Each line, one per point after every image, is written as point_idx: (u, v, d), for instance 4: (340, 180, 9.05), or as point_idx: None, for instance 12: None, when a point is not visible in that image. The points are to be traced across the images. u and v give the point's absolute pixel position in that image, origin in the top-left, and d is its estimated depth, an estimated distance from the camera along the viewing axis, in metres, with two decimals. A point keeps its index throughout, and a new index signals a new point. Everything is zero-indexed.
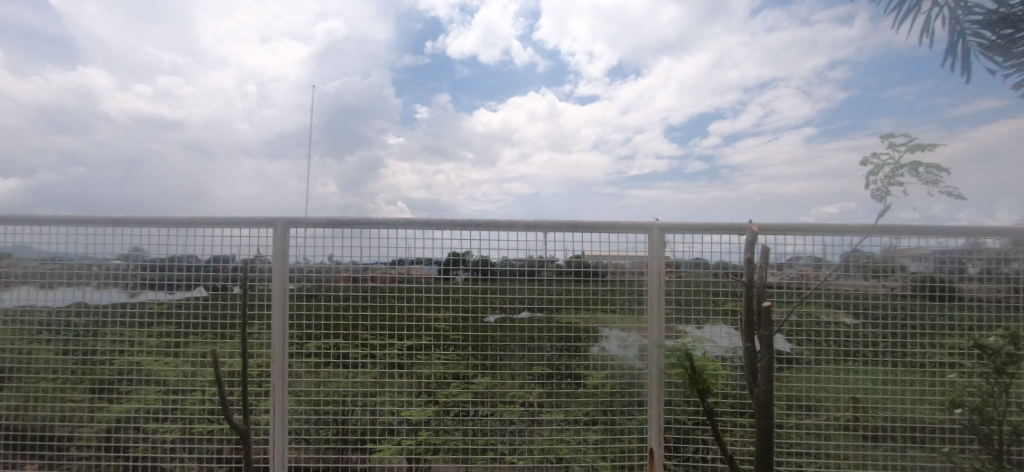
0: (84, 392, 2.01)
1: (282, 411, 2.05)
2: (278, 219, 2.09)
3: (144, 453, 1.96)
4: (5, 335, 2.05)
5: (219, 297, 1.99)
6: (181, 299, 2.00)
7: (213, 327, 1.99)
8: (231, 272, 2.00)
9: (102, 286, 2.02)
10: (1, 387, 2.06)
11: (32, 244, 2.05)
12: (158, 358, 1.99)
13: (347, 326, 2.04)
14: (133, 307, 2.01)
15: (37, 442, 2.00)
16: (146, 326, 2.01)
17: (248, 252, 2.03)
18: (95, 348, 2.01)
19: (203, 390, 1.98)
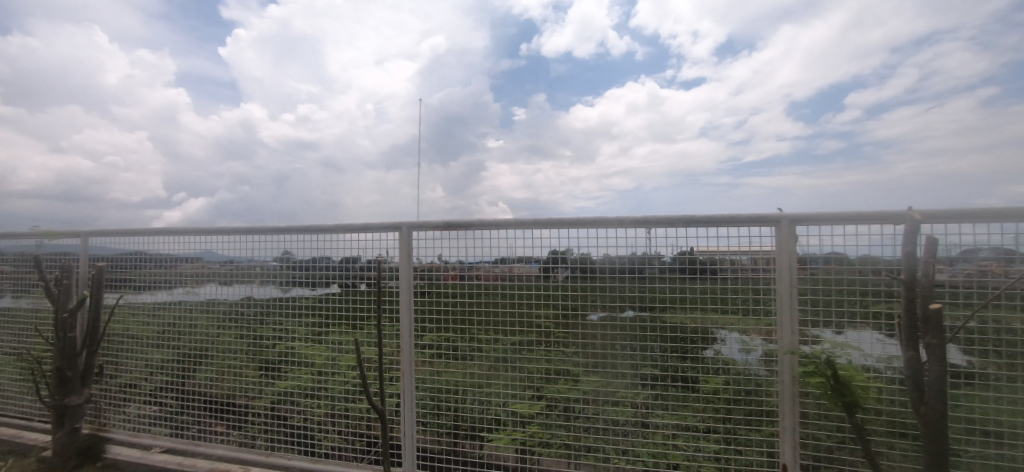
0: (256, 370, 2.46)
1: (409, 399, 2.28)
2: (403, 224, 2.29)
3: (302, 423, 2.33)
4: (202, 321, 2.59)
5: (351, 292, 2.29)
6: (321, 294, 2.33)
7: (347, 319, 2.30)
8: (360, 271, 2.30)
9: (265, 283, 2.45)
10: (198, 363, 2.59)
11: (215, 250, 2.56)
12: (308, 344, 2.35)
13: (456, 322, 2.22)
14: (287, 302, 2.39)
15: (226, 408, 2.49)
16: (297, 316, 2.38)
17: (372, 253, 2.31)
18: (262, 333, 2.46)
19: (342, 374, 2.28)
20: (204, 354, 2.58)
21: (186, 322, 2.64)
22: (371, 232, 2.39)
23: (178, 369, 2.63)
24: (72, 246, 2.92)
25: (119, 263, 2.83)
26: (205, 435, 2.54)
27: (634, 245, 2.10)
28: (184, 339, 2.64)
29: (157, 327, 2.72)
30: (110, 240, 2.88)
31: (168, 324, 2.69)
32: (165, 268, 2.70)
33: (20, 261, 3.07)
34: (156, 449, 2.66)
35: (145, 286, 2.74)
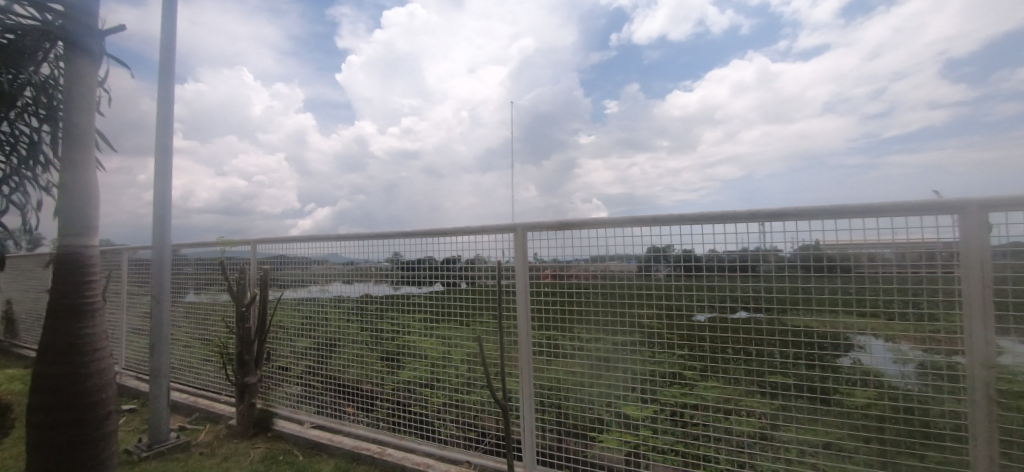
0: (378, 360, 2.73)
1: (529, 394, 2.35)
2: (518, 224, 2.39)
3: (424, 411, 2.53)
4: (331, 315, 2.97)
5: (453, 289, 2.45)
6: (427, 292, 2.53)
7: (454, 314, 2.45)
8: (459, 270, 2.46)
9: (379, 282, 2.75)
10: (330, 352, 2.96)
11: (340, 253, 2.92)
12: (423, 337, 2.54)
13: (555, 321, 2.27)
14: (403, 299, 2.64)
15: (360, 393, 2.80)
16: (409, 312, 2.62)
17: (469, 254, 2.43)
18: (380, 327, 2.73)
19: (455, 366, 2.43)
20: (335, 344, 2.94)
21: (320, 316, 3.03)
22: (468, 233, 2.47)
23: (317, 356, 3.03)
24: (242, 252, 3.52)
25: (279, 263, 3.32)
26: (344, 416, 2.91)
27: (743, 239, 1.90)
28: (320, 330, 3.03)
29: (300, 319, 3.17)
30: (268, 245, 3.39)
31: (308, 317, 3.11)
32: (303, 269, 3.16)
33: (203, 266, 3.77)
34: (309, 425, 3.10)
35: (295, 284, 3.19)
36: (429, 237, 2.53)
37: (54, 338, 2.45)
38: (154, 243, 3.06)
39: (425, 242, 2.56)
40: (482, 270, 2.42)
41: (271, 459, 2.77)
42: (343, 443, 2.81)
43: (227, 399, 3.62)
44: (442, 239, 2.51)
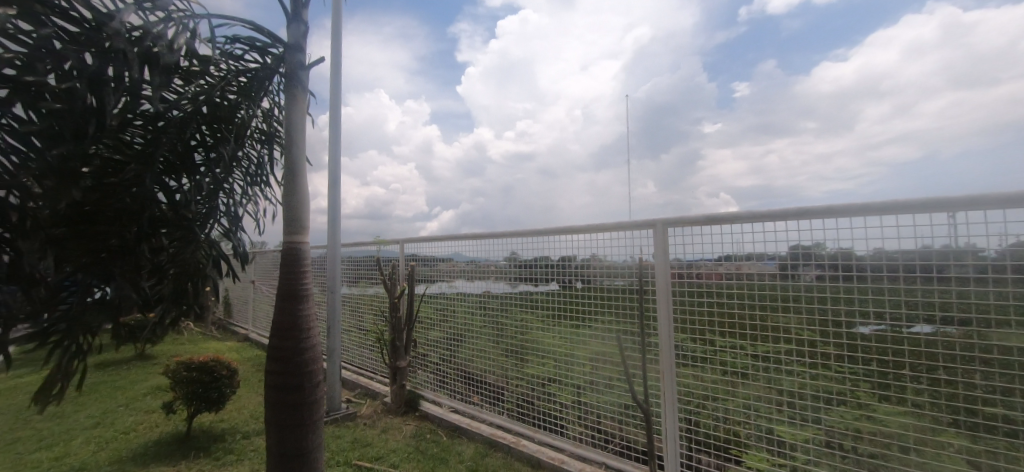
0: (501, 354, 2.91)
1: (671, 401, 2.23)
2: (659, 221, 2.30)
3: (551, 406, 2.61)
4: (459, 310, 3.27)
5: (567, 289, 2.53)
6: (543, 290, 2.67)
7: (573, 312, 2.53)
8: (574, 270, 2.54)
9: (498, 280, 2.98)
10: (459, 345, 3.24)
11: (464, 252, 3.25)
12: (547, 334, 2.64)
13: (683, 324, 2.21)
14: (523, 295, 2.80)
15: (491, 384, 3.01)
16: (526, 310, 2.77)
17: (584, 253, 2.46)
18: (502, 324, 2.91)
19: (580, 365, 2.45)
20: (463, 337, 3.20)
21: (452, 310, 3.33)
22: (585, 231, 2.48)
23: (449, 346, 3.34)
24: (392, 251, 3.99)
25: (423, 262, 3.69)
26: (477, 404, 3.14)
27: (926, 233, 1.57)
28: (453, 322, 3.31)
29: (436, 314, 3.50)
30: (414, 243, 3.76)
31: (444, 311, 3.42)
32: (434, 266, 3.57)
33: (359, 262, 4.37)
34: (450, 409, 3.40)
35: (437, 279, 3.52)
36: (547, 233, 2.66)
37: (288, 282, 1.57)
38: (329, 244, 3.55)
39: (540, 241, 2.70)
40: (598, 269, 2.43)
41: (421, 436, 3.10)
42: (480, 429, 3.04)
43: (380, 379, 4.14)
44: (557, 237, 2.61)
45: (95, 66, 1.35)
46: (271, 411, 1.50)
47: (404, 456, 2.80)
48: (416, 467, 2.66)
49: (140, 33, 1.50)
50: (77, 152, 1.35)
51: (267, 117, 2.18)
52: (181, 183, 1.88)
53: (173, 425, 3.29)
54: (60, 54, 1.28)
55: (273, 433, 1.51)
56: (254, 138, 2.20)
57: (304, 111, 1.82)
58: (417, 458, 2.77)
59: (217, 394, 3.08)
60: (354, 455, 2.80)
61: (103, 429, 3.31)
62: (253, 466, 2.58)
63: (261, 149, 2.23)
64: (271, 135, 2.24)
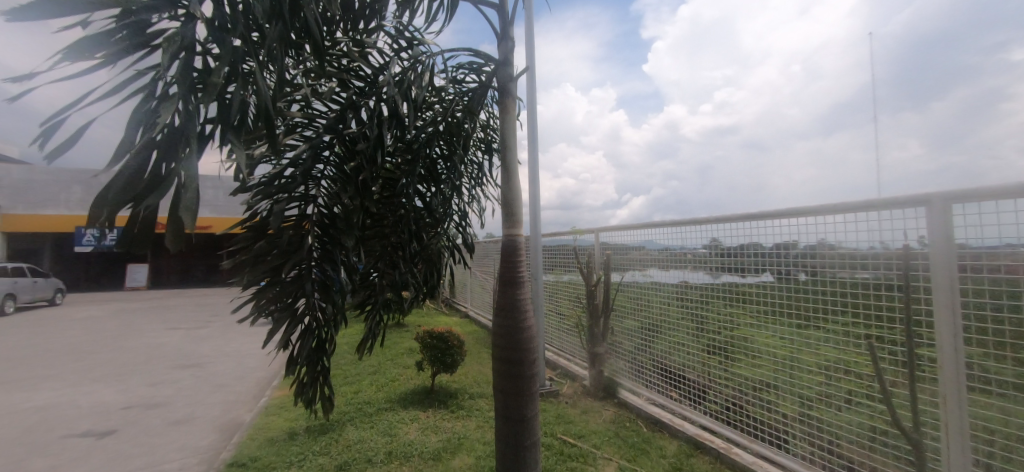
0: (705, 350, 2.76)
1: (960, 440, 1.65)
2: (933, 196, 1.67)
3: (768, 415, 2.35)
4: (655, 300, 3.24)
5: (786, 280, 2.25)
6: (751, 281, 2.46)
7: (794, 310, 2.21)
8: (794, 259, 2.23)
9: (696, 269, 2.87)
10: (655, 335, 3.23)
11: (656, 240, 3.26)
12: (760, 332, 2.39)
13: (973, 337, 1.61)
14: (729, 288, 2.61)
15: (692, 380, 2.89)
16: (732, 304, 2.58)
17: (810, 239, 2.13)
18: (705, 318, 2.76)
19: (809, 372, 2.13)
20: (661, 328, 3.16)
21: (648, 300, 3.32)
22: (815, 215, 2.13)
23: (644, 337, 3.36)
24: (588, 240, 4.14)
25: (618, 250, 3.76)
26: (679, 401, 3.02)
27: None
28: (650, 312, 3.28)
29: (632, 304, 3.53)
30: (609, 233, 3.86)
31: (640, 301, 3.42)
32: (626, 254, 3.64)
33: (556, 251, 4.72)
34: (649, 401, 3.35)
35: (630, 267, 3.58)
36: (762, 218, 2.38)
37: (507, 269, 1.77)
38: (530, 235, 3.93)
39: (746, 228, 2.48)
40: (831, 259, 2.06)
41: (620, 423, 3.19)
42: (683, 427, 2.92)
43: (576, 362, 4.38)
44: (772, 223, 2.33)
45: (378, 110, 1.78)
46: (497, 379, 1.75)
47: (605, 439, 2.91)
48: (617, 451, 2.73)
49: (400, 77, 1.90)
50: (370, 173, 1.79)
51: (485, 127, 2.43)
52: (428, 191, 2.26)
53: (422, 380, 4.22)
54: (355, 105, 1.80)
55: (500, 397, 1.76)
56: (477, 146, 2.50)
57: (515, 119, 1.96)
58: (618, 443, 2.83)
59: (451, 360, 3.77)
60: (559, 429, 3.06)
61: (381, 375, 4.51)
62: (480, 422, 3.09)
63: (483, 155, 2.52)
64: (489, 142, 2.50)
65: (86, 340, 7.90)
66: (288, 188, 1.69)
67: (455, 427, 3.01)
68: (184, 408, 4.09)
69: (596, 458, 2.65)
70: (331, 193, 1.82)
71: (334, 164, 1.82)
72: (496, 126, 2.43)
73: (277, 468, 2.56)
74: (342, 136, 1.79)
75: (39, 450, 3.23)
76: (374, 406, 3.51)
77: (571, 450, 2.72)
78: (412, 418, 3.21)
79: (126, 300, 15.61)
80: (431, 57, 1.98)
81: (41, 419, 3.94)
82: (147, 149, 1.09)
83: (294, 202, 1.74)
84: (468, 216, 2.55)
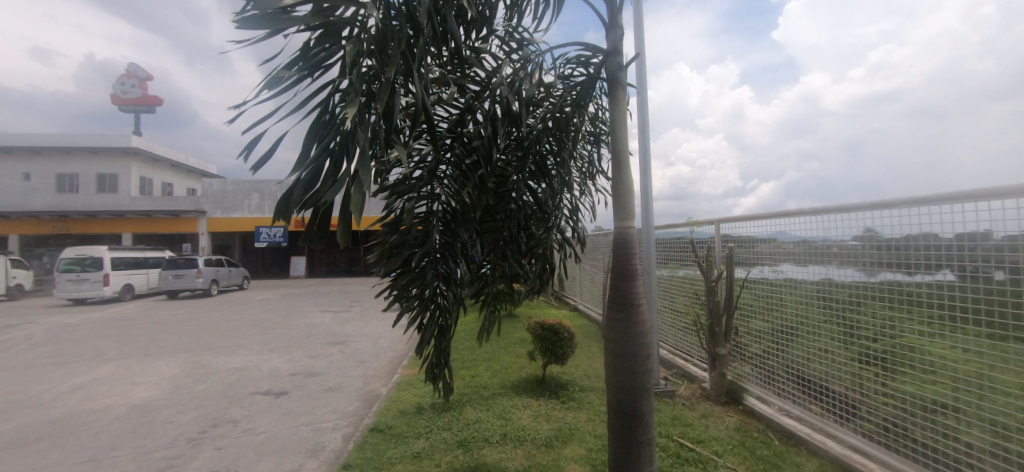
0: (857, 359, 2.38)
1: None
2: None
3: (944, 442, 1.94)
4: (791, 299, 2.88)
5: (976, 280, 1.82)
6: (924, 280, 2.04)
7: (984, 317, 1.78)
8: (990, 254, 1.77)
9: (844, 265, 2.48)
10: (792, 339, 2.87)
11: (791, 231, 2.89)
12: (935, 342, 1.98)
13: None
14: (891, 288, 2.20)
15: (840, 393, 2.52)
16: (896, 306, 2.17)
17: (1010, 227, 1.67)
18: (859, 322, 2.37)
19: (1008, 395, 1.69)
20: (798, 331, 2.81)
21: (781, 299, 2.98)
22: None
23: (776, 340, 3.02)
24: (707, 232, 3.83)
25: (743, 243, 3.42)
26: (822, 414, 2.66)
27: None
28: (785, 313, 2.93)
29: (761, 303, 3.18)
30: (732, 224, 3.54)
31: (771, 299, 3.07)
32: (752, 248, 3.31)
33: (670, 244, 4.46)
34: (783, 412, 3.00)
35: (758, 261, 3.23)
36: (935, 204, 1.96)
37: (620, 263, 1.73)
38: (641, 227, 3.78)
39: (919, 215, 2.05)
40: None
41: (747, 432, 2.92)
42: (824, 443, 2.57)
43: (694, 363, 4.11)
44: (952, 210, 1.91)
45: (491, 112, 1.88)
46: (611, 374, 1.73)
47: (729, 447, 2.69)
48: (743, 462, 2.52)
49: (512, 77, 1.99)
50: (486, 170, 1.91)
51: (594, 119, 2.39)
52: (538, 186, 2.30)
53: (533, 369, 4.39)
54: (472, 109, 1.93)
55: (613, 391, 1.74)
56: (586, 139, 2.48)
57: (625, 109, 1.88)
58: (744, 454, 2.61)
59: (561, 351, 3.84)
60: (675, 431, 2.93)
61: (495, 362, 4.80)
62: (591, 416, 3.11)
63: (592, 147, 2.49)
64: (598, 134, 2.48)
65: (265, 317, 9.92)
66: (416, 188, 1.87)
67: (567, 417, 3.07)
68: (333, 378, 4.86)
69: (718, 465, 2.48)
70: (450, 190, 1.96)
71: (453, 164, 1.96)
72: (605, 117, 2.38)
73: (410, 436, 2.91)
74: (460, 137, 1.93)
75: (238, 401, 4.16)
76: (490, 390, 3.76)
77: (689, 454, 2.59)
78: (525, 404, 3.36)
79: (285, 285, 19.03)
80: (540, 55, 2.00)
81: (239, 377, 5.07)
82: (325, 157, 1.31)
83: (422, 200, 1.91)
84: (579, 209, 2.55)
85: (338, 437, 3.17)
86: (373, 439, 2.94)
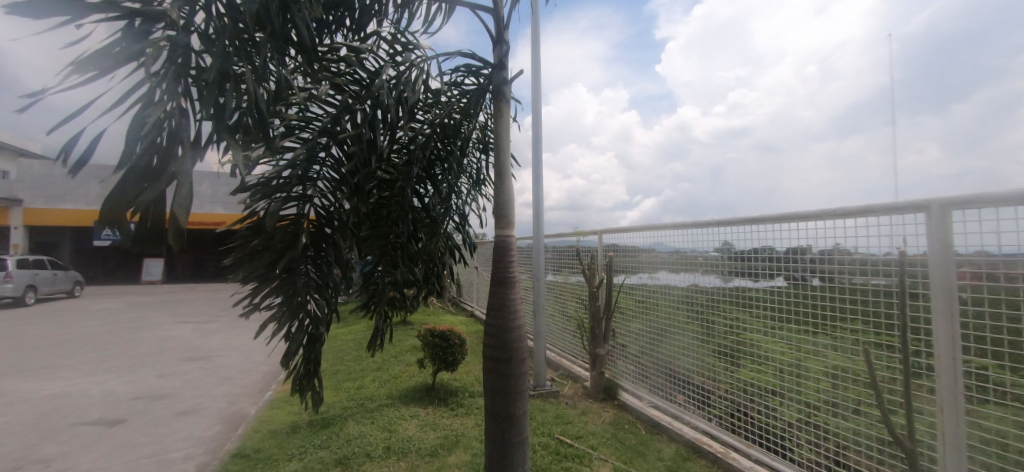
0: (710, 354, 2.74)
1: (955, 436, 1.66)
2: (932, 202, 1.71)
3: (769, 421, 2.32)
4: (663, 304, 3.22)
5: (799, 286, 2.21)
6: (763, 286, 2.43)
7: (801, 317, 2.17)
8: (809, 264, 2.17)
9: (707, 273, 2.84)
10: (662, 339, 3.20)
11: (667, 242, 3.23)
12: (766, 338, 2.36)
13: (973, 346, 1.62)
14: (738, 293, 2.59)
15: (697, 385, 2.88)
16: (741, 307, 2.55)
17: (826, 243, 2.09)
18: (714, 322, 2.74)
19: (814, 379, 2.09)
20: (666, 331, 3.15)
21: (654, 303, 3.32)
22: (828, 219, 2.10)
23: (650, 340, 3.34)
24: (592, 242, 4.18)
25: (624, 253, 3.76)
26: (681, 404, 3.02)
27: None
28: (657, 314, 3.27)
29: (638, 306, 3.51)
30: (614, 235, 3.89)
31: (644, 302, 3.44)
32: (634, 257, 3.64)
33: (562, 252, 4.73)
34: (651, 405, 3.35)
35: (636, 269, 3.58)
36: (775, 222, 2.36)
37: (499, 268, 1.78)
38: (534, 235, 3.95)
39: (757, 231, 2.46)
40: (849, 265, 1.98)
41: (619, 425, 3.17)
42: (682, 430, 2.93)
43: (579, 363, 4.40)
44: (785, 227, 2.30)
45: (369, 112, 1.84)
46: (486, 378, 1.75)
47: (603, 440, 2.89)
48: (614, 453, 2.73)
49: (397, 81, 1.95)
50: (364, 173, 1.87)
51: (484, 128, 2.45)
52: (425, 190, 2.29)
53: (423, 377, 4.26)
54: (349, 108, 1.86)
55: (487, 394, 1.75)
56: (474, 146, 2.52)
57: (509, 121, 1.96)
58: (615, 445, 2.82)
59: (452, 357, 3.80)
60: (557, 429, 3.06)
61: (384, 372, 4.57)
62: (478, 420, 3.12)
63: (481, 155, 2.54)
64: (487, 143, 2.53)
65: (108, 331, 8.22)
66: (286, 188, 1.71)
67: (453, 424, 3.03)
68: (191, 400, 4.20)
69: (591, 458, 2.64)
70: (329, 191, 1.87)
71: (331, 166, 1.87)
72: (493, 127, 2.44)
73: (278, 459, 2.61)
74: (338, 137, 1.83)
75: (52, 436, 3.35)
76: (375, 401, 3.56)
77: (567, 450, 2.71)
78: (412, 414, 3.24)
79: (144, 293, 16.09)
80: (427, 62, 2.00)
81: (57, 405, 4.09)
82: (141, 155, 1.06)
83: (292, 201, 1.75)
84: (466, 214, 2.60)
85: (188, 468, 2.72)
86: (230, 467, 2.57)
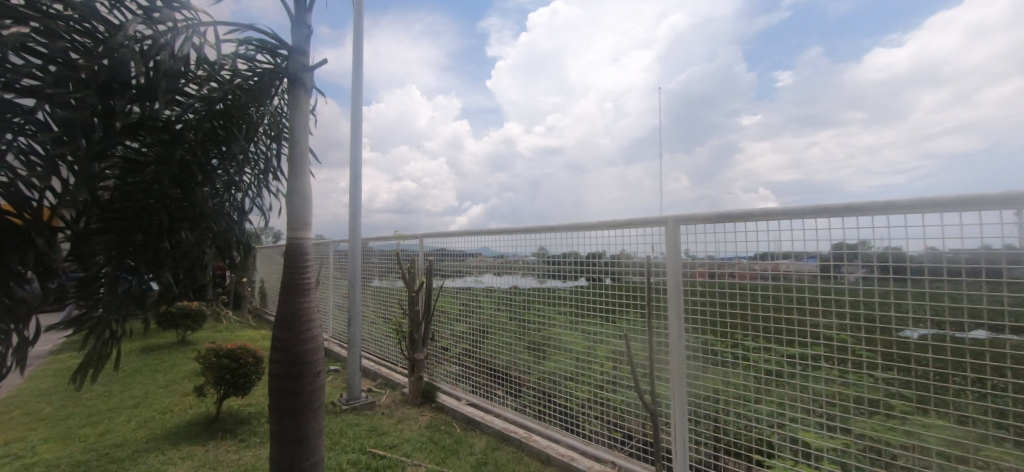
0: (523, 350, 3.04)
1: (681, 396, 2.26)
2: (669, 219, 2.31)
3: (565, 404, 2.73)
4: (488, 304, 3.42)
5: (595, 285, 2.65)
6: (567, 285, 2.82)
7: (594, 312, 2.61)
8: (603, 267, 2.62)
9: (525, 275, 3.14)
10: (484, 338, 3.40)
11: (490, 247, 3.48)
12: (567, 332, 2.75)
13: (691, 325, 2.25)
14: (548, 292, 2.95)
15: (510, 379, 3.17)
16: (550, 305, 2.91)
17: (614, 250, 2.58)
18: (529, 319, 3.05)
19: (599, 364, 2.53)
20: (487, 331, 3.37)
21: (477, 304, 3.51)
22: (610, 229, 2.60)
23: (473, 340, 3.51)
24: (411, 246, 4.25)
25: (446, 257, 3.93)
26: (494, 398, 3.30)
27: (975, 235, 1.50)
28: (481, 315, 3.46)
29: (462, 308, 3.66)
30: (439, 239, 4.02)
31: (465, 304, 3.63)
32: (458, 260, 3.80)
33: (386, 256, 4.60)
34: (466, 402, 3.57)
35: (458, 273, 3.76)
36: (576, 232, 2.78)
37: (292, 277, 1.65)
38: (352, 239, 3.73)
39: (565, 238, 2.86)
40: (629, 267, 2.48)
41: (435, 427, 3.28)
42: (493, 422, 3.21)
43: (399, 369, 4.38)
44: (585, 236, 2.73)
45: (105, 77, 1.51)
46: (273, 398, 1.59)
47: (417, 445, 2.93)
48: (428, 456, 2.80)
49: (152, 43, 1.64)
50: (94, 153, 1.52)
51: (277, 114, 2.24)
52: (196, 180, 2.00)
53: (204, 408, 3.56)
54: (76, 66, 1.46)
55: (274, 416, 1.59)
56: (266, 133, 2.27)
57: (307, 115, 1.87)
58: (430, 448, 2.90)
59: (244, 379, 3.31)
60: (370, 443, 2.95)
61: (144, 409, 3.64)
62: None
63: (274, 144, 2.31)
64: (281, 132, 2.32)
65: None
66: None
67: (241, 458, 2.63)
68: None
69: (403, 466, 2.65)
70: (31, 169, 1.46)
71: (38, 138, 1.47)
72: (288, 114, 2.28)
73: None
74: (50, 100, 1.42)
75: None
76: (125, 449, 2.82)
77: (378, 463, 2.67)
78: (184, 455, 2.70)
79: None
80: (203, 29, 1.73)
81: None
82: None
83: None
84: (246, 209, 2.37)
85: None
86: None
